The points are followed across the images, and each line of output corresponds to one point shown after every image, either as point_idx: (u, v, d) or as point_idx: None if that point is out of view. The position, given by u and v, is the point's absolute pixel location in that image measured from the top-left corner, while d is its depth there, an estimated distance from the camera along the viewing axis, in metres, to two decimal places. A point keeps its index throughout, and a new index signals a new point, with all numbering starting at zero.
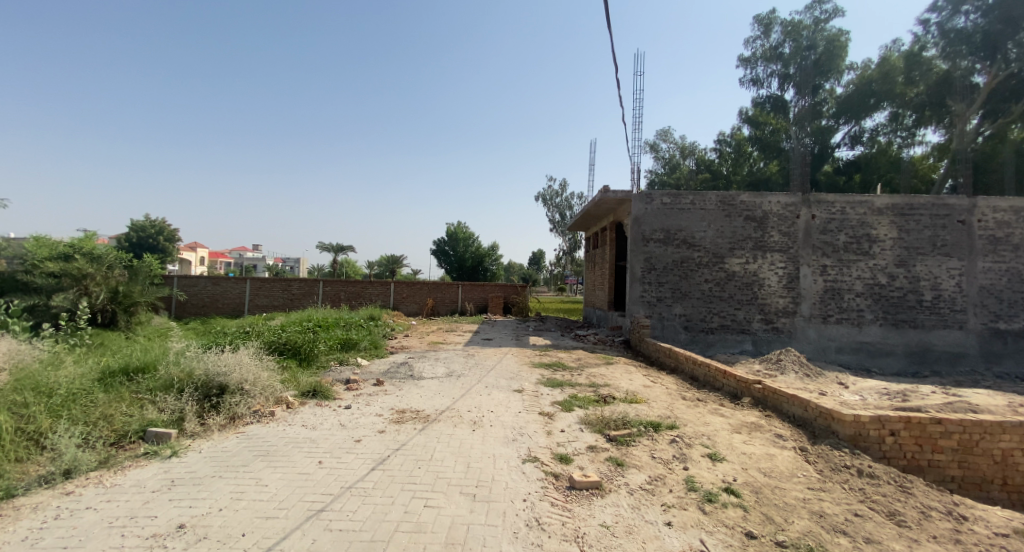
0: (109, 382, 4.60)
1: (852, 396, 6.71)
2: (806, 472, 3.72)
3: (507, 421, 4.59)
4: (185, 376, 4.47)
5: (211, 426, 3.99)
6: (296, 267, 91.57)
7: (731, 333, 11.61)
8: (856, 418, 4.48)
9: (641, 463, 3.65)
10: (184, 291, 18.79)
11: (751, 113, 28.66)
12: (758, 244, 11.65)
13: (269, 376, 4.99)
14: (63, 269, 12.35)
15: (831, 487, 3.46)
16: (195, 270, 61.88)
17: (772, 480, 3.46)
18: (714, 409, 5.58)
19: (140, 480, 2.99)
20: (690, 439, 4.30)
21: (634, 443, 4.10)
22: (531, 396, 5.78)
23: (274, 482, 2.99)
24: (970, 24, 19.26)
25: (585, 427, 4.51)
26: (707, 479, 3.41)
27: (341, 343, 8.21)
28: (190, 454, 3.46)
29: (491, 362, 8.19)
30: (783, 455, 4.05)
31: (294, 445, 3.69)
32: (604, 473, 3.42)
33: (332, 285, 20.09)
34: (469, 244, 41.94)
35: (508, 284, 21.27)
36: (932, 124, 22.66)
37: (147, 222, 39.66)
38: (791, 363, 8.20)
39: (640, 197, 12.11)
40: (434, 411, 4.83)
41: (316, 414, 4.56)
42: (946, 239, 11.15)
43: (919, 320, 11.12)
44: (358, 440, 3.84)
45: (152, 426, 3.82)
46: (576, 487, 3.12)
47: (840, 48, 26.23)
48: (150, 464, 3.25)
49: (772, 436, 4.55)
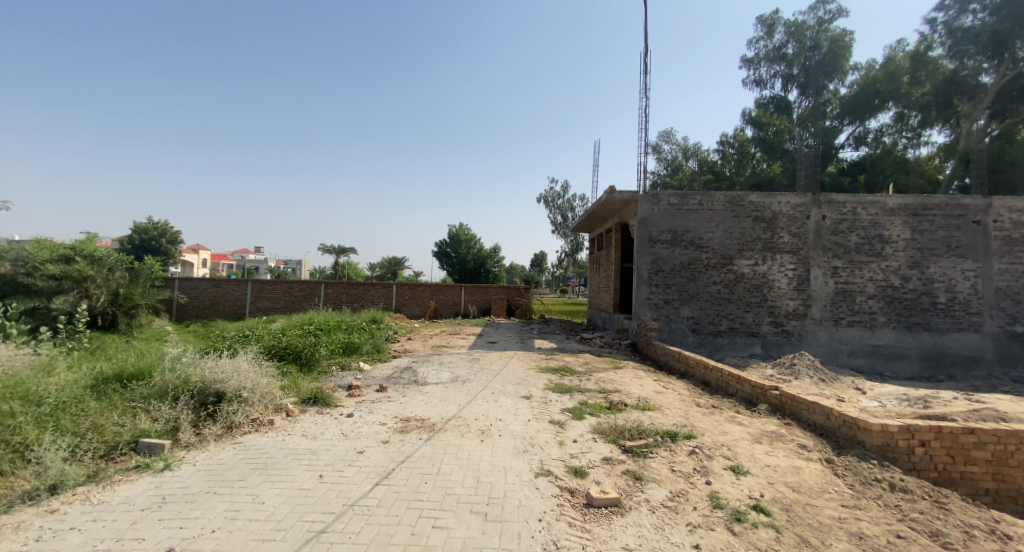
0: (102, 390, 4.40)
1: (872, 402, 6.50)
2: (837, 487, 3.50)
3: (517, 430, 4.38)
4: (181, 384, 4.28)
5: (207, 436, 3.80)
6: (297, 268, 91.63)
7: (740, 336, 11.37)
8: (884, 427, 4.27)
9: (662, 477, 3.44)
10: (185, 293, 18.64)
11: (754, 114, 28.42)
12: (767, 245, 11.43)
13: (269, 382, 4.79)
14: (63, 271, 12.24)
15: (866, 505, 3.24)
16: (197, 272, 62.02)
17: (802, 496, 3.25)
18: (731, 417, 5.37)
19: (129, 497, 2.79)
20: (710, 450, 4.08)
21: (652, 455, 3.88)
22: (540, 403, 5.57)
23: (272, 499, 2.79)
24: (978, 23, 19.01)
25: (599, 436, 4.30)
26: (733, 495, 3.20)
27: (343, 348, 8.00)
28: (184, 467, 3.26)
29: (496, 366, 7.99)
30: (809, 468, 3.83)
31: (293, 458, 3.49)
32: (622, 489, 3.21)
33: (334, 287, 19.92)
34: (472, 246, 41.77)
35: (510, 286, 21.09)
36: (938, 125, 22.56)
37: (150, 224, 39.76)
38: (805, 367, 7.93)
39: (647, 197, 11.89)
40: (440, 419, 4.63)
41: (317, 423, 4.36)
42: (961, 240, 10.91)
43: (934, 323, 10.87)
44: (360, 452, 3.64)
45: (144, 437, 3.61)
46: (593, 505, 2.92)
47: (843, 48, 25.91)
48: (141, 478, 3.06)
49: (794, 446, 4.33)
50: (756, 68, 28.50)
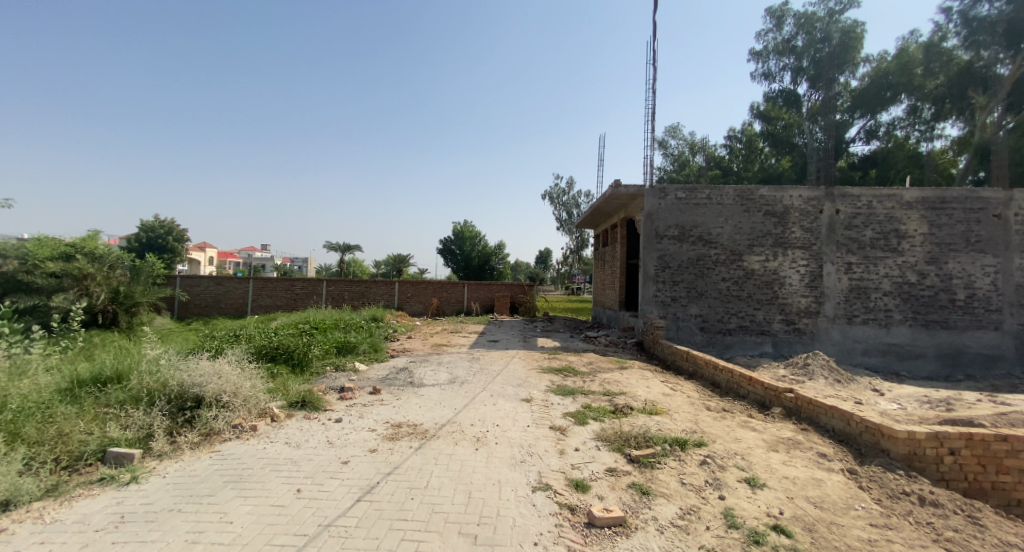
0: (76, 395, 4.20)
1: (891, 405, 6.16)
2: (864, 503, 3.16)
3: (514, 438, 4.10)
4: (159, 387, 4.07)
5: (182, 445, 3.58)
6: (303, 265, 91.91)
7: (751, 334, 11.03)
8: (909, 435, 3.94)
9: (670, 492, 3.15)
10: (187, 291, 18.60)
11: (762, 108, 27.88)
12: (779, 240, 11.04)
13: (253, 386, 4.56)
14: (63, 269, 12.11)
15: (897, 522, 2.92)
16: (203, 269, 62.42)
17: (826, 513, 2.94)
18: (743, 422, 5.06)
19: (86, 515, 2.57)
20: (723, 459, 3.78)
21: (660, 466, 3.59)
22: (541, 406, 5.30)
23: (241, 518, 2.55)
24: (994, 12, 18.29)
25: (603, 444, 4.02)
26: (750, 512, 2.90)
27: (338, 347, 7.78)
28: (152, 480, 3.04)
29: (496, 366, 7.70)
30: (832, 480, 3.50)
31: (272, 469, 3.26)
32: (627, 505, 2.93)
33: (335, 285, 19.75)
34: (476, 243, 41.45)
35: (514, 282, 20.76)
36: (952, 118, 22.13)
37: (156, 222, 39.99)
38: (820, 368, 7.56)
39: (653, 192, 11.54)
40: (434, 425, 4.37)
41: (302, 430, 4.11)
42: (980, 234, 10.47)
43: (952, 321, 10.45)
44: (345, 462, 3.39)
45: (113, 446, 3.39)
46: (595, 525, 2.64)
47: (854, 39, 25.24)
48: (103, 493, 2.84)
49: (814, 456, 4.01)
50: (765, 61, 27.93)
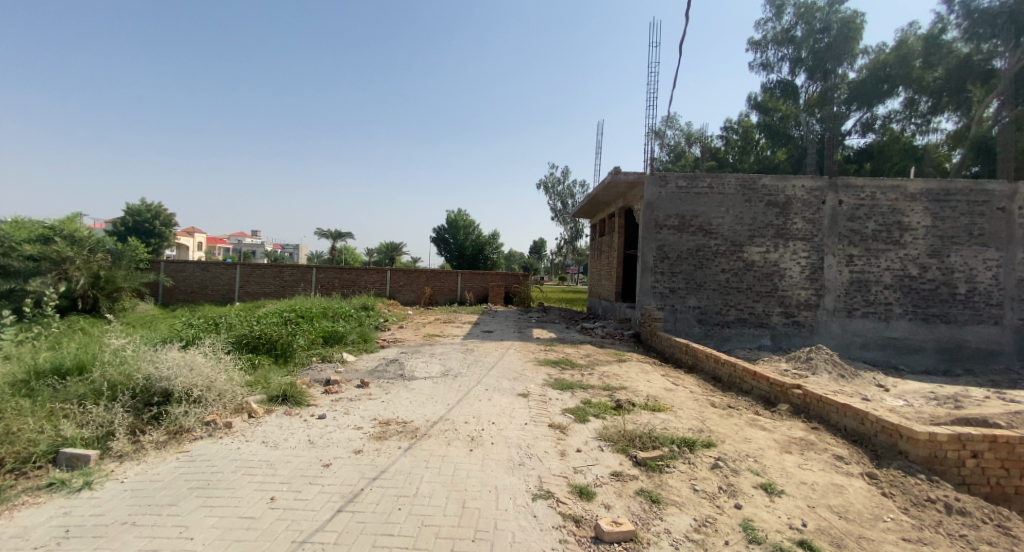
0: (31, 389, 3.82)
1: (898, 402, 5.97)
2: (892, 513, 2.92)
3: (512, 437, 3.82)
4: (124, 381, 3.75)
5: (146, 445, 3.27)
6: (294, 252, 90.66)
7: (749, 327, 10.85)
8: (931, 436, 3.70)
9: (682, 500, 2.90)
10: (172, 277, 18.08)
11: (760, 99, 27.49)
12: (780, 231, 10.81)
13: (229, 380, 4.23)
14: (41, 253, 11.54)
15: (930, 535, 2.69)
16: (193, 255, 61.63)
17: (852, 525, 2.69)
18: (751, 420, 4.82)
19: (27, 528, 2.25)
20: (735, 463, 3.52)
21: (668, 470, 3.33)
22: (538, 402, 5.02)
23: (203, 534, 2.23)
24: (996, 4, 18.02)
25: (606, 445, 3.75)
26: (771, 524, 2.64)
27: (324, 337, 7.42)
28: (108, 485, 2.72)
29: (490, 359, 7.39)
30: (854, 486, 3.26)
31: (245, 473, 2.94)
32: (637, 516, 2.66)
33: (325, 272, 19.25)
34: (469, 232, 40.99)
35: (509, 273, 20.39)
36: (948, 111, 21.94)
37: (143, 206, 38.90)
38: (823, 362, 7.37)
39: (652, 180, 11.20)
40: (424, 422, 4.08)
41: (282, 427, 3.81)
42: (983, 227, 10.30)
43: (953, 315, 10.33)
44: (326, 465, 3.09)
45: (67, 446, 3.07)
46: (604, 540, 2.36)
47: (854, 30, 24.74)
48: (50, 502, 2.51)
49: (830, 458, 3.77)
50: (764, 51, 27.54)
